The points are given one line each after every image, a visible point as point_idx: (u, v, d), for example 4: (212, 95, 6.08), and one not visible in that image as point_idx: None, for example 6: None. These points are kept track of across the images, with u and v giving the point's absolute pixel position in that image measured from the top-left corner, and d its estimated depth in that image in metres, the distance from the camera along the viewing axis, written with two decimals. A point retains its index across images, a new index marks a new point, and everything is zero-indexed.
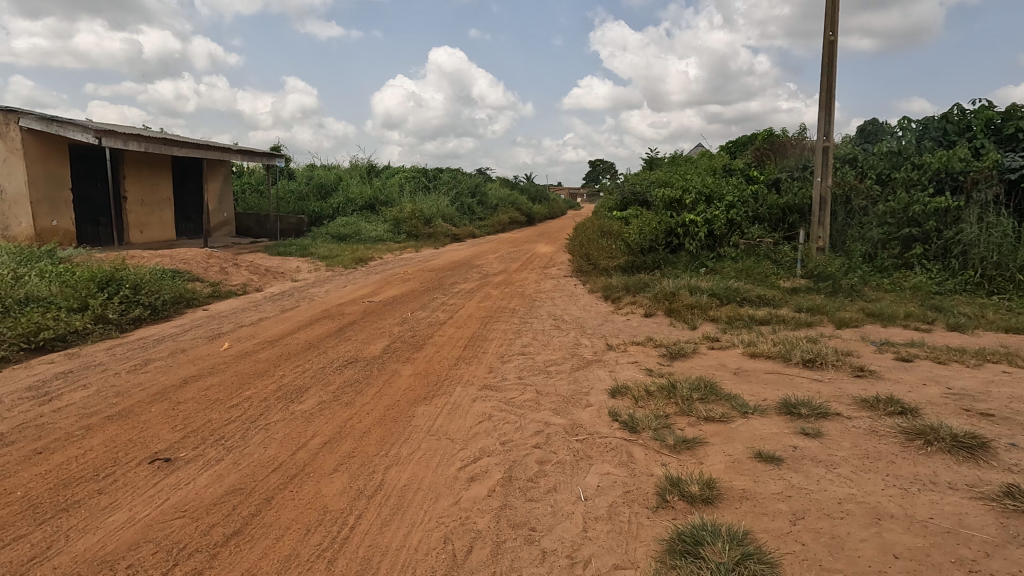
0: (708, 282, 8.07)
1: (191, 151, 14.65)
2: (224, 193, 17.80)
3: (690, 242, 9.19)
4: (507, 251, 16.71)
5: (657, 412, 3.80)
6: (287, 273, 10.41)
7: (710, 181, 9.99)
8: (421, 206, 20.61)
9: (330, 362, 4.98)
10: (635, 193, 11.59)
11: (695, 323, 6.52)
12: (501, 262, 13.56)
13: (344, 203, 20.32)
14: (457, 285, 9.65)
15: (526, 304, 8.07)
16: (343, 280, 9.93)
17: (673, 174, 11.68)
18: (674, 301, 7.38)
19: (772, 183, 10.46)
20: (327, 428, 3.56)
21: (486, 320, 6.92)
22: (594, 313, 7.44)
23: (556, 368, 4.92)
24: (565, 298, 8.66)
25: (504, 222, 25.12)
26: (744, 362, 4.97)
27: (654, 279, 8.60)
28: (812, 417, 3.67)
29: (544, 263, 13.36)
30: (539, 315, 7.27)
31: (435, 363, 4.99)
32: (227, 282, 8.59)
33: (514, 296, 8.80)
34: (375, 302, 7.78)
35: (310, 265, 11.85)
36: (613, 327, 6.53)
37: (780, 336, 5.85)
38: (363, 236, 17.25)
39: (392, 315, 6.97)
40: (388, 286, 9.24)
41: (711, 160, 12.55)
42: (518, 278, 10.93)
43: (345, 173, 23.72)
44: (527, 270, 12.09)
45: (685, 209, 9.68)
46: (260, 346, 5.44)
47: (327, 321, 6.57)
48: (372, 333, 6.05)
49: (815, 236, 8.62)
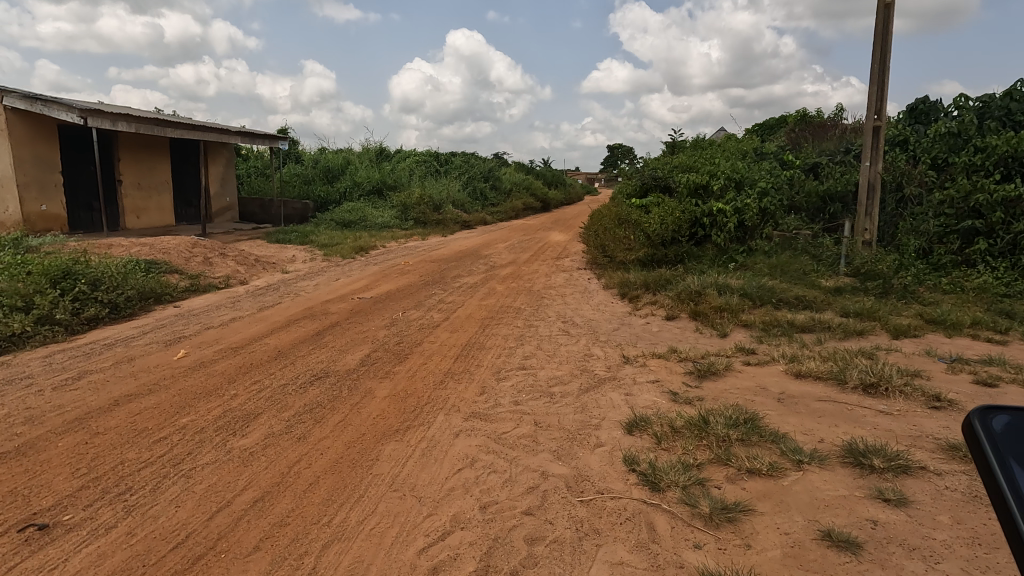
0: (738, 280, 7.17)
1: (188, 132, 14.00)
2: (226, 177, 17.18)
3: (717, 234, 8.27)
4: (519, 239, 15.85)
5: (686, 459, 2.98)
6: (279, 264, 9.72)
7: (741, 166, 9.02)
8: (431, 191, 19.81)
9: (296, 377, 4.23)
10: (656, 178, 10.64)
11: (725, 329, 5.66)
12: (511, 252, 12.74)
13: (351, 188, 19.60)
14: (460, 278, 8.87)
15: (533, 302, 7.26)
16: (338, 272, 9.20)
17: (699, 158, 10.69)
18: (700, 302, 6.52)
19: (809, 168, 9.44)
20: (265, 477, 2.81)
21: (486, 322, 6.13)
22: (609, 315, 6.61)
23: (561, 389, 4.13)
24: (576, 295, 7.84)
25: (518, 208, 24.22)
26: (788, 385, 4.11)
27: (676, 275, 7.72)
28: (890, 473, 2.82)
29: (557, 253, 12.50)
30: (546, 316, 6.46)
31: (418, 380, 4.22)
32: (209, 275, 7.92)
33: (521, 291, 8.00)
34: (366, 299, 7.03)
35: (308, 255, 11.15)
36: (630, 334, 5.71)
37: (828, 349, 4.97)
38: (369, 223, 16.53)
39: (381, 315, 6.22)
40: (385, 280, 8.49)
41: (740, 143, 11.51)
42: (527, 270, 10.11)
43: (353, 156, 22.96)
44: (539, 261, 11.27)
45: (712, 197, 8.73)
46: (221, 355, 4.72)
47: (306, 323, 5.85)
48: (353, 338, 5.30)
49: (860, 229, 7.64)
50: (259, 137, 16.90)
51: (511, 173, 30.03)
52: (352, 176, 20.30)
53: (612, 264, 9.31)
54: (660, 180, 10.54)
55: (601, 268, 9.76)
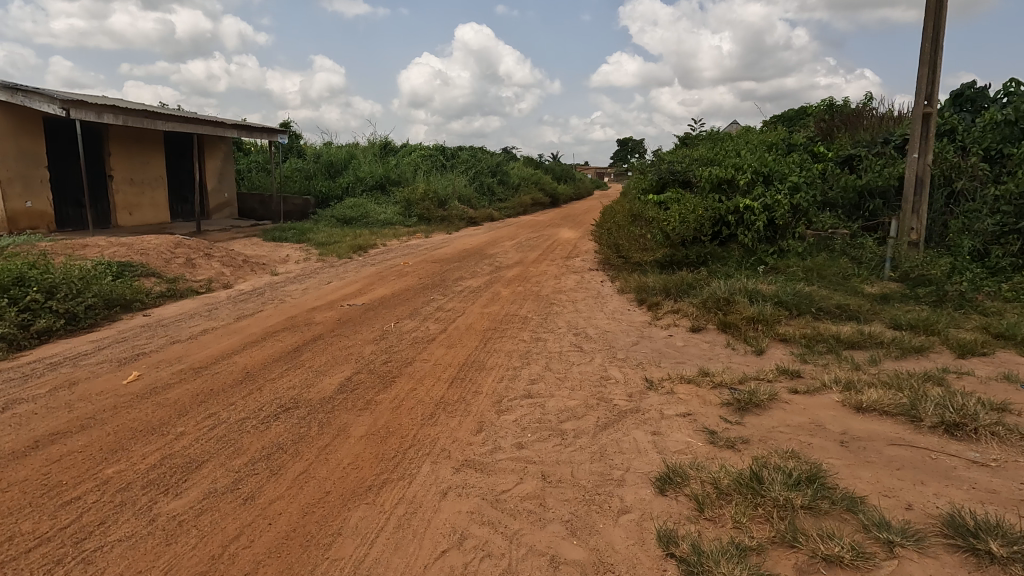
0: (770, 286, 6.43)
1: (182, 125, 13.42)
2: (224, 172, 16.61)
3: (745, 233, 7.52)
4: (527, 236, 15.12)
5: (740, 539, 2.28)
6: (269, 264, 9.09)
7: (769, 159, 8.26)
8: (435, 186, 19.14)
9: (260, 408, 3.57)
10: (674, 172, 9.88)
11: (760, 345, 4.94)
12: (518, 251, 12.05)
13: (354, 183, 18.96)
14: (462, 281, 8.19)
15: (541, 310, 6.56)
16: (331, 273, 8.55)
17: (720, 151, 9.92)
18: (729, 312, 5.79)
19: (843, 161, 8.66)
20: (189, 563, 2.16)
21: (489, 334, 5.44)
22: (626, 326, 5.90)
23: (573, 425, 3.43)
24: (589, 301, 7.13)
25: (526, 204, 23.46)
26: (850, 423, 3.39)
27: (700, 279, 6.99)
28: (1018, 565, 2.10)
29: (567, 253, 11.78)
30: (556, 327, 5.76)
31: (404, 413, 3.55)
32: (189, 278, 7.30)
33: (529, 296, 7.30)
34: (357, 307, 6.36)
35: (303, 254, 10.51)
36: (651, 350, 4.99)
37: (887, 372, 4.24)
38: (371, 219, 15.90)
39: (371, 326, 5.55)
40: (380, 283, 7.83)
41: (765, 135, 10.72)
42: (535, 271, 9.41)
43: (356, 151, 22.31)
44: (548, 262, 10.56)
45: (738, 192, 7.98)
46: (179, 377, 4.08)
47: (285, 336, 5.20)
48: (335, 355, 4.64)
49: (906, 228, 6.88)
50: (257, 131, 16.30)
51: (519, 167, 29.24)
52: (355, 171, 19.68)
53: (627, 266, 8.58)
54: (679, 175, 9.78)
55: (614, 271, 9.03)
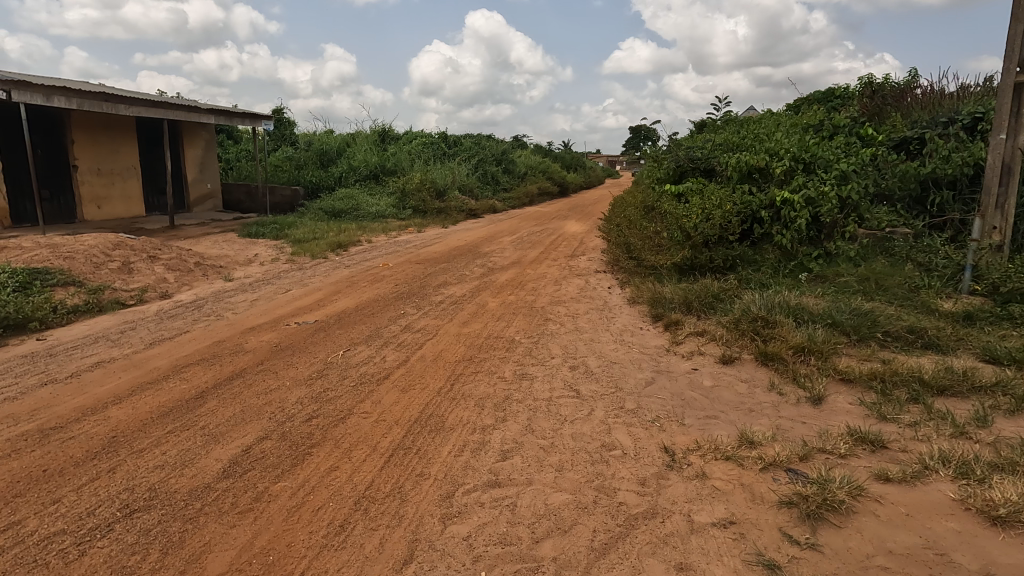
0: (818, 301, 5.16)
1: (152, 110, 12.35)
2: (205, 161, 15.61)
3: (782, 233, 6.23)
4: (530, 231, 13.85)
5: None
6: (228, 266, 7.98)
7: (809, 142, 6.95)
8: (433, 176, 17.93)
9: (88, 513, 2.40)
10: (693, 159, 8.59)
11: (818, 391, 3.70)
12: (517, 248, 10.84)
13: (346, 173, 17.78)
14: (444, 289, 6.98)
15: (531, 329, 5.34)
16: (294, 279, 7.38)
17: (748, 135, 8.62)
18: (770, 336, 4.56)
19: (897, 145, 7.31)
20: None
21: (461, 368, 4.25)
22: (636, 353, 4.68)
23: (555, 549, 2.24)
24: (592, 316, 5.91)
25: (532, 194, 22.17)
26: (989, 552, 2.16)
27: (728, 290, 5.75)
28: None
29: (572, 251, 10.56)
30: (548, 356, 4.55)
31: (301, 524, 2.37)
32: (119, 287, 6.21)
33: (520, 308, 6.12)
34: (306, 327, 5.20)
35: (273, 253, 9.37)
36: (671, 397, 3.77)
37: (1009, 441, 2.98)
38: (361, 212, 14.74)
39: (312, 356, 4.39)
40: (346, 292, 6.67)
41: (799, 117, 9.34)
42: (533, 275, 8.21)
43: (353, 139, 21.14)
44: (549, 262, 9.32)
45: (772, 183, 6.70)
46: (14, 446, 2.95)
47: (196, 371, 4.03)
48: (245, 407, 3.46)
49: (987, 227, 5.53)
50: (240, 117, 15.17)
51: (526, 155, 27.85)
52: (349, 160, 18.51)
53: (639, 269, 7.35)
54: (699, 162, 8.48)
55: (625, 275, 7.79)
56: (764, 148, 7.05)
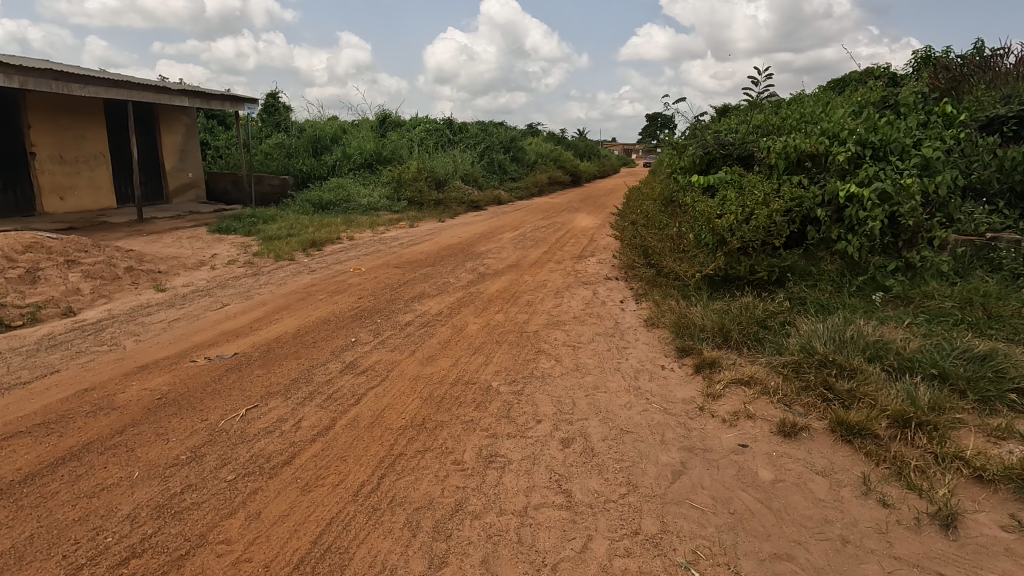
0: (907, 334, 3.79)
1: (116, 91, 11.17)
2: (186, 148, 14.50)
3: (849, 238, 4.82)
4: (535, 226, 12.45)
5: None
6: (171, 271, 6.78)
7: (877, 122, 5.51)
8: (433, 164, 16.64)
9: None
10: (725, 144, 7.18)
11: (947, 507, 2.36)
12: (517, 247, 9.51)
13: (339, 162, 16.51)
14: (417, 304, 5.68)
15: (516, 368, 4.03)
16: (240, 288, 6.14)
17: (794, 116, 7.17)
18: (849, 393, 3.21)
19: (986, 126, 5.82)
20: None
21: (404, 440, 2.97)
22: (656, 414, 3.35)
23: None
24: (598, 347, 4.58)
25: (542, 183, 20.76)
26: None
27: (779, 315, 4.39)
28: None
29: (579, 250, 9.20)
30: (532, 418, 3.24)
31: None
32: (13, 302, 5.02)
33: (506, 334, 4.80)
34: (217, 364, 3.95)
35: (234, 254, 8.15)
36: (712, 508, 2.45)
37: None
38: (351, 204, 13.54)
39: (198, 419, 3.12)
40: (294, 308, 5.40)
41: (852, 95, 7.83)
42: (530, 283, 6.89)
43: (350, 125, 19.89)
44: (552, 265, 7.97)
45: (831, 174, 5.28)
46: None
47: (16, 449, 2.79)
48: (39, 531, 2.20)
49: None
50: (221, 100, 13.94)
51: (537, 143, 26.31)
52: (344, 147, 17.27)
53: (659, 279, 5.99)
54: (733, 147, 7.07)
55: (642, 286, 6.44)
56: (820, 129, 5.64)
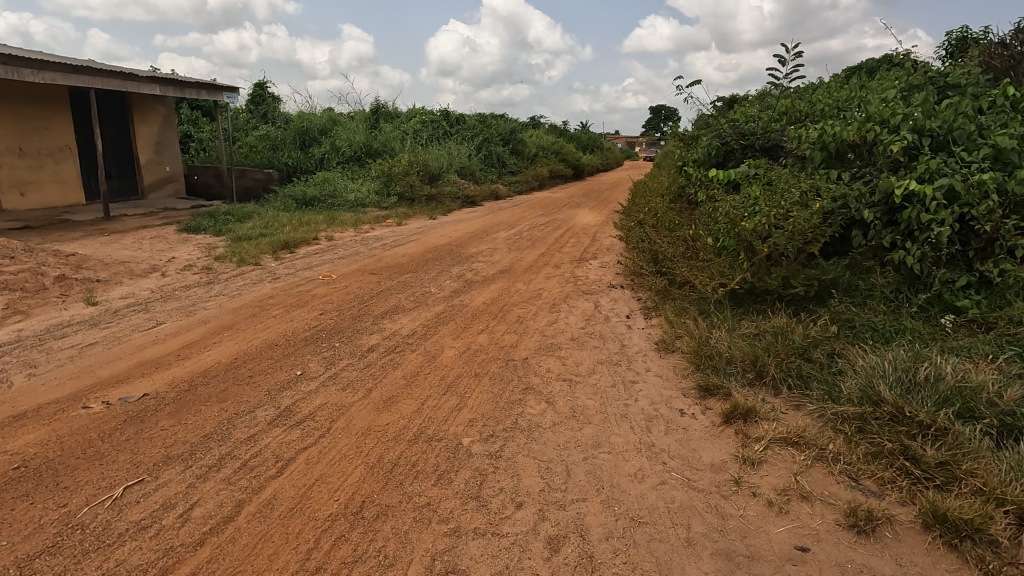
0: (998, 375, 2.94)
1: (76, 78, 10.32)
2: (163, 140, 13.66)
3: (907, 245, 3.94)
4: (533, 223, 11.59)
5: None
6: (113, 279, 5.95)
7: (934, 105, 4.62)
8: (427, 157, 15.77)
9: None
10: (745, 134, 6.30)
11: None
12: (511, 247, 8.67)
13: (328, 155, 15.67)
14: (387, 321, 4.83)
15: (496, 414, 3.19)
16: (185, 301, 5.30)
17: (825, 102, 6.28)
18: (942, 468, 2.37)
19: None
20: None
21: (329, 542, 2.14)
22: (678, 491, 2.51)
23: None
24: (600, 381, 3.73)
25: (543, 177, 19.89)
26: None
27: (825, 344, 3.54)
28: None
29: (580, 252, 8.34)
30: (510, 501, 2.41)
31: None
32: None
33: (489, 363, 3.96)
34: (115, 410, 3.11)
35: (194, 257, 7.32)
36: None
37: None
38: (337, 200, 12.70)
39: (52, 505, 2.30)
40: (240, 327, 4.56)
41: (889, 79, 6.93)
42: (522, 292, 6.04)
43: (341, 116, 19.02)
44: (549, 270, 7.11)
45: (880, 168, 4.41)
46: None
47: None
48: None
49: None
50: (197, 88, 13.06)
51: (538, 134, 25.35)
52: (333, 139, 16.41)
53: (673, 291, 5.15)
54: (756, 137, 6.19)
55: (652, 299, 5.59)
56: (864, 115, 4.76)
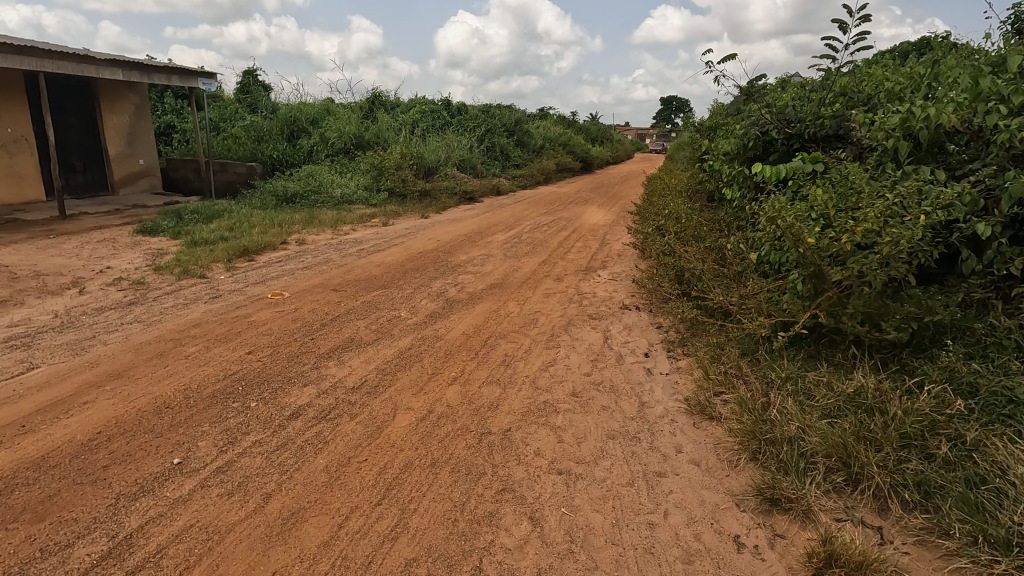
0: None
1: (19, 61, 8.99)
2: (135, 131, 12.61)
3: None
4: (535, 223, 10.43)
5: None
6: (12, 300, 4.87)
7: None
8: (423, 149, 14.62)
9: None
10: (792, 121, 5.11)
11: None
12: (507, 254, 7.51)
13: (316, 147, 14.57)
14: (333, 364, 3.71)
15: (451, 551, 2.07)
16: (85, 332, 4.21)
17: (892, 82, 5.05)
18: None
19: None
20: None
21: None
22: None
23: None
24: (610, 474, 2.59)
25: (549, 170, 18.65)
26: None
27: (954, 429, 2.37)
28: None
29: (586, 260, 7.17)
30: None
31: None
32: None
33: (454, 440, 2.81)
34: None
35: (133, 266, 6.23)
36: None
37: None
38: (322, 196, 11.60)
39: None
40: (133, 374, 3.45)
41: (965, 54, 5.66)
42: (512, 316, 4.89)
43: (335, 106, 17.89)
44: (549, 285, 5.96)
45: (1001, 165, 3.20)
46: None
47: None
48: None
49: None
50: (167, 74, 11.91)
51: (544, 126, 24.06)
52: (322, 130, 15.29)
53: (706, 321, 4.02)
54: (805, 125, 4.98)
55: (678, 333, 4.41)
56: (969, 91, 3.55)
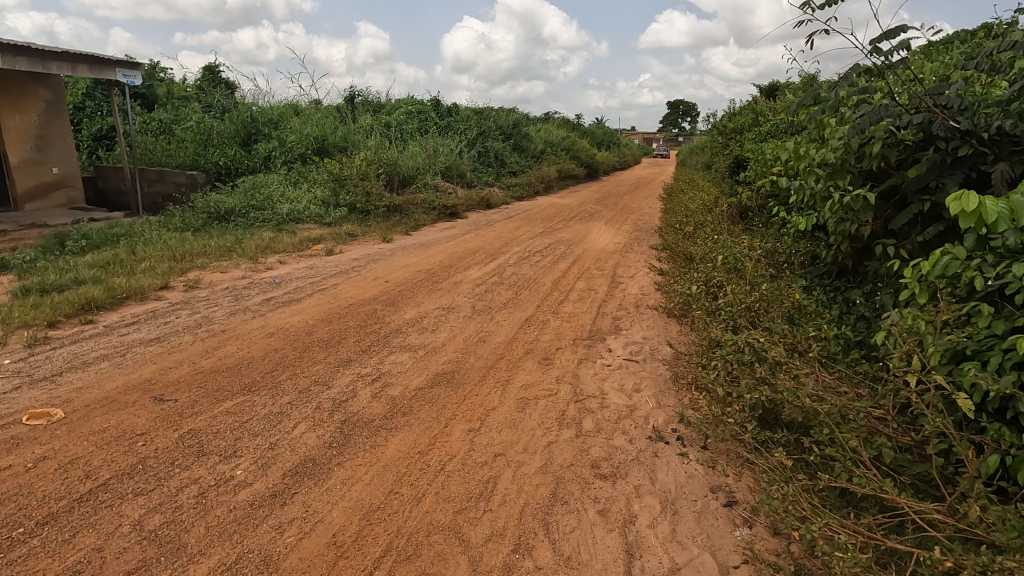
0: None
1: None
2: (47, 133, 10.44)
3: None
4: (527, 248, 8.17)
5: None
6: None
7: None
8: (398, 155, 12.41)
9: None
10: (960, 114, 2.88)
11: None
12: (475, 306, 5.23)
13: (273, 152, 12.40)
14: None
15: None
16: None
17: None
18: None
19: None
20: None
21: None
22: None
23: None
24: None
25: (549, 179, 16.38)
26: None
27: None
28: None
29: (590, 319, 4.89)
30: None
31: None
32: None
33: None
34: None
35: None
36: None
37: None
38: (264, 213, 9.41)
39: None
40: None
41: None
42: (446, 469, 2.63)
43: (305, 107, 15.73)
44: (526, 378, 3.69)
45: None
46: None
47: None
48: None
49: None
50: (73, 63, 9.54)
51: (546, 129, 21.79)
52: (284, 132, 13.14)
53: (861, 540, 1.82)
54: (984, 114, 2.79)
55: (782, 546, 2.14)
56: None
